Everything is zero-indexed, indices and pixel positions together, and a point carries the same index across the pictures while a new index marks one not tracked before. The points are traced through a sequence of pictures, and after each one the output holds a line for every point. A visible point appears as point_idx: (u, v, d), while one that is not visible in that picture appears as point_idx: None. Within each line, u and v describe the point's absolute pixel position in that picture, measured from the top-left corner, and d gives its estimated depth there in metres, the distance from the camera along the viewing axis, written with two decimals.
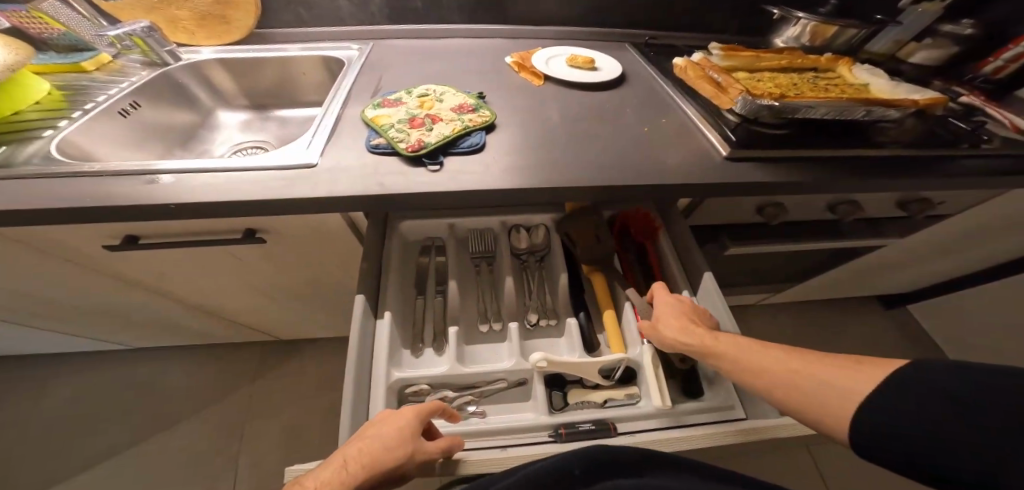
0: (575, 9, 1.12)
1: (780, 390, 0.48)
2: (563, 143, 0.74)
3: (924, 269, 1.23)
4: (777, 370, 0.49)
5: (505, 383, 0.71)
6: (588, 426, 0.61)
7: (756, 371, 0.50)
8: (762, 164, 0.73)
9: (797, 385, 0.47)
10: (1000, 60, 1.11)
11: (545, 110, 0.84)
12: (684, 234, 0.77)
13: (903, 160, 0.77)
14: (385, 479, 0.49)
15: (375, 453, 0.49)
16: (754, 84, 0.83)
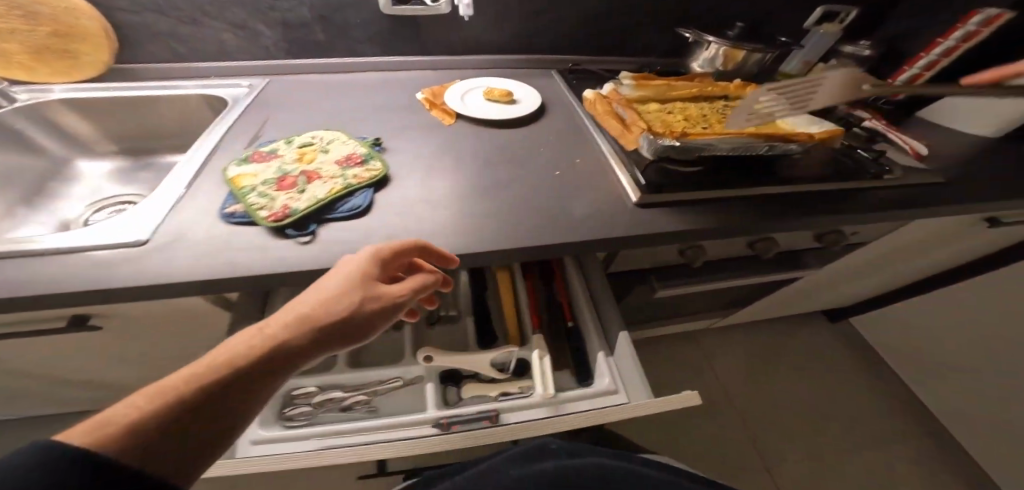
0: (495, 37, 1.05)
1: None
2: (473, 194, 0.67)
3: (854, 284, 1.25)
4: None
5: (397, 383, 0.66)
6: (473, 415, 0.60)
7: None
8: (675, 210, 0.69)
9: None
10: (899, 82, 1.14)
11: (456, 154, 0.77)
12: (601, 284, 0.74)
13: (818, 194, 0.76)
14: (340, 328, 0.42)
15: (326, 299, 0.43)
16: (662, 116, 0.80)
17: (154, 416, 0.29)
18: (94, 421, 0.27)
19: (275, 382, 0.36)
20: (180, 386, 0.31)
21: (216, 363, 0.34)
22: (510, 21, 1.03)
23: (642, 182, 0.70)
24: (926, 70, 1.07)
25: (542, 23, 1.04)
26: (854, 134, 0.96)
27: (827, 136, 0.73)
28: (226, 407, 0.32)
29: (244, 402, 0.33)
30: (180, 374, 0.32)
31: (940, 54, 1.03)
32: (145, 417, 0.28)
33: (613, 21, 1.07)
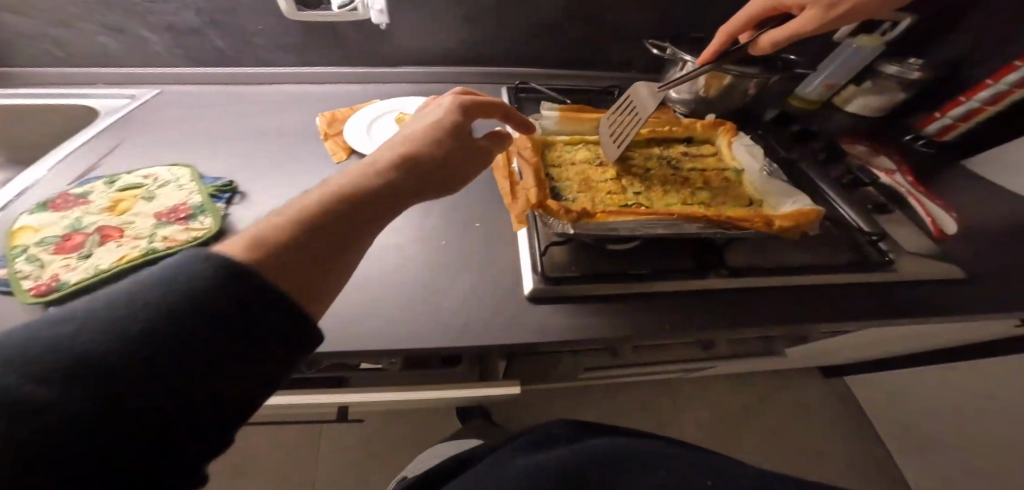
0: (429, 47, 0.89)
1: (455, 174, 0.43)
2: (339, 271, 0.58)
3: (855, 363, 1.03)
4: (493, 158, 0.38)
5: None
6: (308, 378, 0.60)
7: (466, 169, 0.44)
8: (569, 309, 0.58)
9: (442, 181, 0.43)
10: (948, 119, 0.89)
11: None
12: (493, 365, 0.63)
13: (770, 291, 0.63)
14: (436, 175, 0.43)
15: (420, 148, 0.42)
16: (586, 169, 0.61)
17: (291, 239, 0.29)
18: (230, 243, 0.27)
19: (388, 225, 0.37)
20: (307, 228, 0.30)
21: (314, 205, 0.32)
22: (444, 28, 0.86)
23: (540, 271, 0.59)
24: (989, 105, 0.84)
25: (489, 29, 0.88)
26: (860, 197, 0.75)
27: (792, 227, 0.54)
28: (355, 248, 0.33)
29: (360, 235, 0.33)
30: (272, 219, 0.30)
31: (1011, 83, 0.80)
32: (283, 238, 0.29)
33: (577, 29, 0.90)
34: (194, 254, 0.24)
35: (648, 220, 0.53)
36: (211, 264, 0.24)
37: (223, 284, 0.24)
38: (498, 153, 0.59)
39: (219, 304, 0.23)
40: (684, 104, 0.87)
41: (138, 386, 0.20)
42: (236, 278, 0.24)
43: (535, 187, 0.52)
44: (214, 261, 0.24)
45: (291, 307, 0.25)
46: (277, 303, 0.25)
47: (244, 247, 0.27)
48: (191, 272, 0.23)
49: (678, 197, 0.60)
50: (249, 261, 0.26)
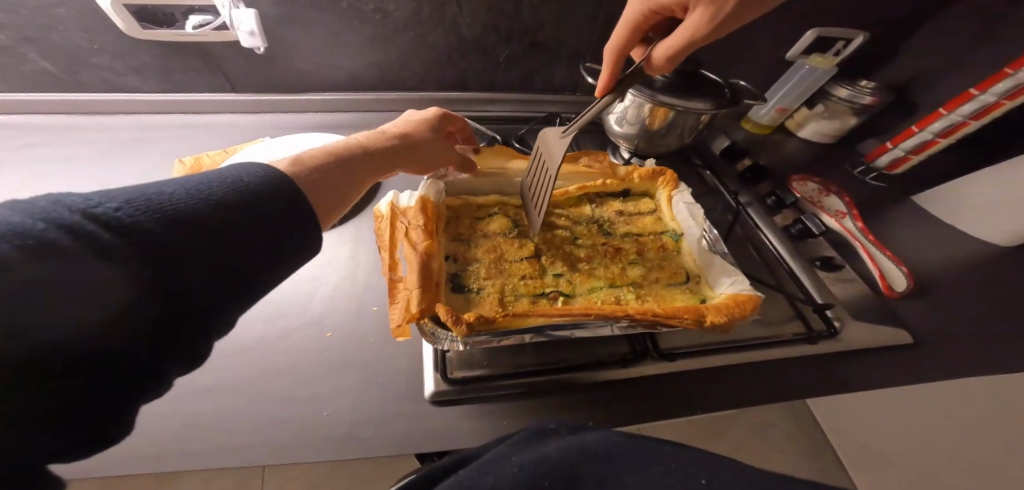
0: (330, 71, 0.76)
1: (335, 192, 0.40)
2: (184, 387, 0.46)
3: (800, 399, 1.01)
4: (330, 192, 0.39)
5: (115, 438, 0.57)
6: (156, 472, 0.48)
7: (336, 181, 0.40)
8: (472, 410, 0.49)
9: (337, 186, 0.40)
10: (900, 150, 0.84)
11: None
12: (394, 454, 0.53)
13: (712, 374, 0.56)
14: (416, 160, 0.50)
15: (406, 132, 0.50)
16: (497, 244, 0.54)
17: (319, 172, 0.39)
18: (289, 162, 0.38)
19: (366, 182, 0.44)
20: (309, 175, 0.38)
21: (329, 150, 0.42)
22: (347, 50, 0.73)
23: (443, 372, 0.49)
24: (941, 137, 0.79)
25: (401, 47, 0.75)
26: (804, 249, 0.70)
27: (727, 323, 0.46)
28: (333, 202, 0.40)
29: (357, 185, 0.43)
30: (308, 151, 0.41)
31: (966, 115, 0.75)
32: (313, 171, 0.39)
33: (508, 48, 0.77)
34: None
35: (558, 323, 0.45)
36: (8, 240, 0.20)
37: (83, 254, 0.22)
38: (385, 226, 0.49)
39: (120, 262, 0.24)
40: (628, 139, 0.75)
41: (91, 338, 0.22)
42: (91, 246, 0.23)
43: (418, 289, 0.43)
44: (16, 238, 0.21)
45: (229, 240, 0.29)
46: (199, 240, 0.28)
47: (41, 211, 0.23)
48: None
49: (603, 277, 0.52)
50: (82, 220, 0.23)
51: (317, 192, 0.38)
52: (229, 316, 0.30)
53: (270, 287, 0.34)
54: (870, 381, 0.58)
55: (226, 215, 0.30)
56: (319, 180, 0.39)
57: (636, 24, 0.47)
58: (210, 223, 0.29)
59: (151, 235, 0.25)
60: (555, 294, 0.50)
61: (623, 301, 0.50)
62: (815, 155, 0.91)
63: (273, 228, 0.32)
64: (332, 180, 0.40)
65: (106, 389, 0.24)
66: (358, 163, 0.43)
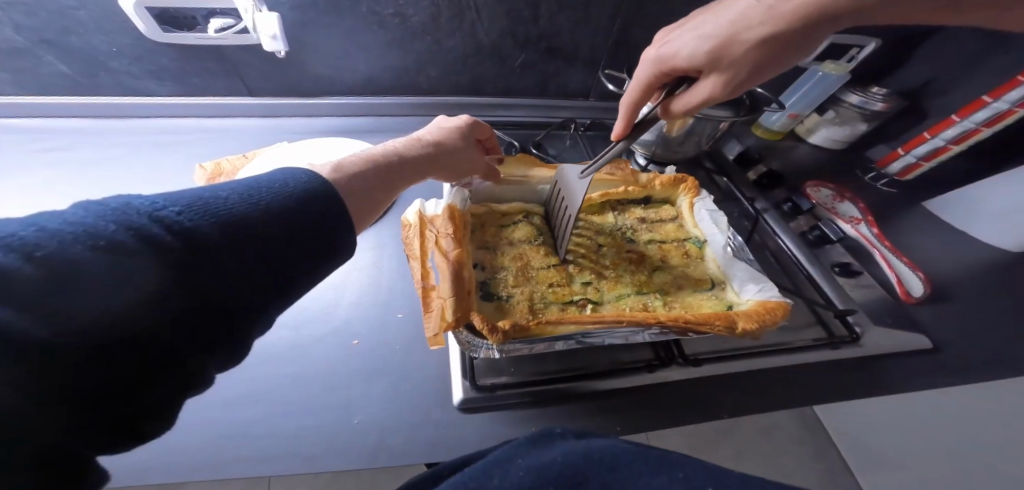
0: (345, 75, 0.76)
1: (375, 198, 0.40)
2: (212, 396, 0.45)
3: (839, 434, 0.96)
4: (370, 199, 0.40)
5: None
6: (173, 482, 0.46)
7: (377, 188, 0.41)
8: (498, 416, 0.48)
9: (377, 192, 0.41)
10: (911, 156, 0.85)
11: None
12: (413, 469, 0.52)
13: (738, 380, 0.56)
14: (447, 168, 0.51)
15: (439, 141, 0.50)
16: (523, 251, 0.54)
17: (358, 177, 0.39)
18: (330, 166, 0.38)
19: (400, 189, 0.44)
20: (350, 182, 0.38)
21: (368, 156, 0.43)
22: (364, 56, 0.73)
23: (471, 378, 0.49)
24: (953, 143, 0.80)
25: (418, 52, 0.75)
26: (822, 254, 0.71)
27: (758, 330, 0.46)
28: (373, 208, 0.40)
29: (392, 189, 0.43)
30: (348, 157, 0.41)
31: (977, 122, 0.76)
32: (351, 176, 0.39)
33: (524, 53, 0.78)
34: (26, 237, 0.19)
35: (591, 330, 0.45)
36: (81, 241, 0.21)
37: (147, 255, 0.22)
38: (415, 236, 0.51)
39: (180, 265, 0.23)
40: (644, 146, 0.75)
41: (141, 320, 0.22)
42: (153, 246, 0.22)
43: (452, 298, 0.44)
44: (88, 239, 0.21)
45: (277, 246, 0.29)
46: (250, 246, 0.27)
47: (112, 212, 0.23)
48: (59, 260, 0.19)
49: (631, 284, 0.52)
50: (147, 223, 0.23)
51: (358, 200, 0.38)
52: (267, 316, 0.29)
53: (308, 289, 0.32)
54: (889, 384, 0.58)
55: (275, 221, 0.29)
56: (359, 187, 0.39)
57: (649, 84, 0.46)
58: (261, 229, 0.28)
59: (208, 239, 0.25)
60: (583, 302, 0.50)
61: (652, 307, 0.50)
62: (827, 161, 0.91)
63: (316, 235, 0.31)
64: (371, 187, 0.40)
65: (149, 380, 0.23)
66: (395, 171, 0.44)
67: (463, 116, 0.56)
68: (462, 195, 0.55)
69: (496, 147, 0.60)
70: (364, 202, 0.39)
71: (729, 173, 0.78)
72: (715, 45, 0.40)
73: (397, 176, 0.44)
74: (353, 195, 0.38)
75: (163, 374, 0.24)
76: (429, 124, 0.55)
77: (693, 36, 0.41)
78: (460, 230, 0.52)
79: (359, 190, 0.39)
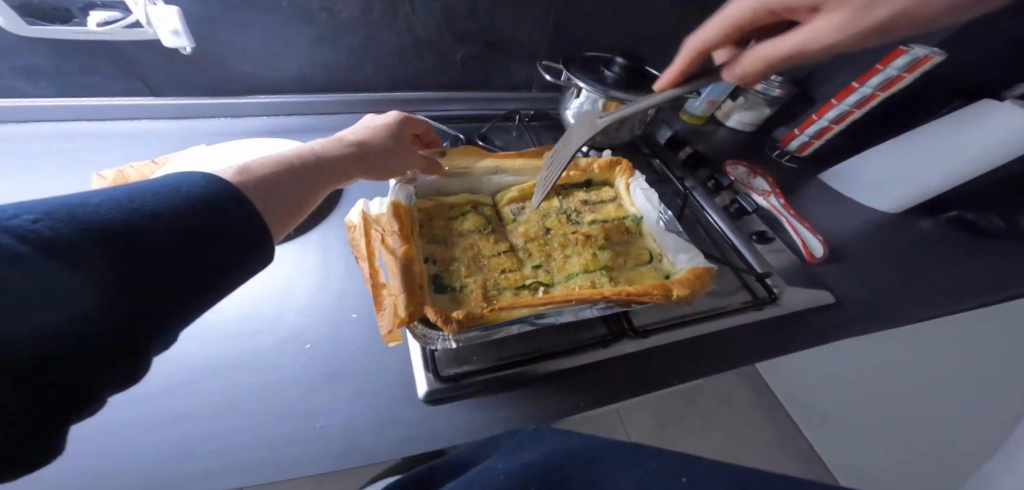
0: (273, 73, 0.72)
1: (290, 196, 0.39)
2: (141, 419, 0.41)
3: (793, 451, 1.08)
4: (286, 200, 0.38)
5: None
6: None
7: (291, 188, 0.39)
8: (460, 405, 0.49)
9: (292, 191, 0.39)
10: (805, 136, 0.97)
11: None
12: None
13: (681, 344, 0.61)
14: (373, 165, 0.50)
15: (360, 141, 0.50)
16: (472, 241, 0.55)
17: (268, 179, 0.37)
18: (234, 169, 0.36)
19: (320, 189, 0.43)
20: (259, 182, 0.36)
21: (281, 157, 0.41)
22: (292, 53, 0.70)
23: (435, 370, 0.49)
24: (834, 124, 0.93)
25: (351, 47, 0.72)
26: (742, 226, 0.79)
27: (691, 296, 0.51)
28: (290, 206, 0.38)
29: (310, 193, 0.41)
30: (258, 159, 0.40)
31: (852, 105, 0.89)
32: (259, 178, 0.37)
33: (466, 48, 0.81)
34: None
35: (543, 311, 0.46)
36: None
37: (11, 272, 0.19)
38: (361, 236, 0.50)
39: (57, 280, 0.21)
40: None
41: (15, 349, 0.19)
42: (18, 263, 0.19)
43: (404, 294, 0.44)
44: None
45: (173, 256, 0.27)
46: (140, 255, 0.25)
47: None
48: None
49: (578, 263, 0.55)
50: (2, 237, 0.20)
51: (270, 199, 0.36)
52: (168, 334, 0.27)
53: (216, 301, 0.30)
54: (803, 337, 0.66)
55: (169, 228, 0.27)
56: (269, 186, 0.37)
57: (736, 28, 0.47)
58: (152, 235, 0.26)
59: (89, 243, 0.23)
60: (535, 285, 0.52)
61: (599, 284, 0.53)
62: (741, 143, 1.02)
63: (221, 242, 0.29)
64: (284, 187, 0.38)
65: (31, 417, 0.20)
66: (313, 172, 0.43)
67: (390, 113, 0.56)
68: (407, 192, 0.55)
69: (432, 142, 0.61)
70: (277, 200, 0.37)
71: (661, 156, 0.85)
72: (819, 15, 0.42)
73: (314, 176, 0.42)
74: (263, 194, 0.36)
75: (50, 406, 0.21)
76: (353, 124, 0.54)
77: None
78: (405, 225, 0.51)
79: (270, 189, 0.37)
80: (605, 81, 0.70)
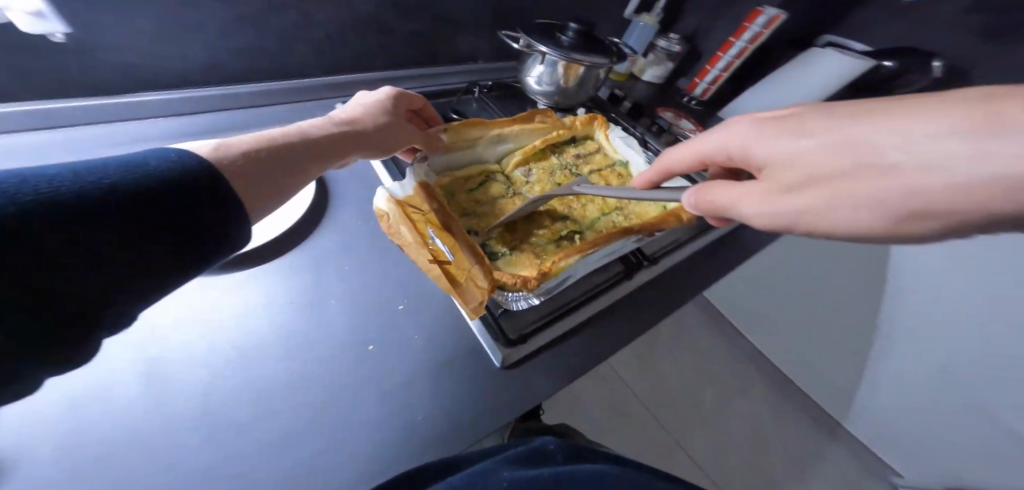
0: (196, 55, 0.63)
1: (270, 180, 0.38)
2: (236, 452, 0.38)
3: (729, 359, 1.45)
4: (267, 181, 0.37)
5: None
6: None
7: (275, 170, 0.38)
8: (529, 358, 0.53)
9: (272, 173, 0.38)
10: (704, 83, 1.14)
11: (168, 347, 0.43)
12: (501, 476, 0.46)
13: (682, 266, 0.70)
14: (364, 144, 0.49)
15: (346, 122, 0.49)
16: (501, 207, 0.57)
17: (250, 156, 0.37)
18: (216, 145, 0.36)
19: (309, 171, 0.42)
20: (239, 165, 0.35)
21: (266, 139, 0.40)
22: (214, 30, 0.61)
23: (503, 337, 0.51)
24: (724, 72, 1.11)
25: (282, 27, 0.67)
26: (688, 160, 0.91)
27: (696, 216, 0.61)
28: (269, 187, 0.37)
29: (299, 170, 0.41)
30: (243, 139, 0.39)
31: (732, 56, 1.08)
32: (241, 156, 0.36)
33: (411, 23, 0.78)
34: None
35: (594, 254, 0.52)
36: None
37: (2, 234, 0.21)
38: (399, 223, 0.48)
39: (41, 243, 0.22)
40: (546, 96, 0.83)
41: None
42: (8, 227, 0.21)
43: (476, 268, 0.46)
44: None
45: (142, 232, 0.27)
46: (108, 227, 0.25)
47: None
48: None
49: (596, 209, 0.62)
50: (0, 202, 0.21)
51: (247, 183, 0.35)
52: (133, 308, 0.27)
53: (187, 281, 0.30)
54: (761, 240, 0.79)
55: (142, 203, 0.27)
56: (249, 168, 0.36)
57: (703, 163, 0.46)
58: (126, 209, 0.26)
59: (60, 213, 0.23)
60: (572, 235, 0.57)
61: (619, 223, 0.60)
62: (659, 94, 1.16)
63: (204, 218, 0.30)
64: (266, 171, 0.37)
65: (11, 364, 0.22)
66: (297, 152, 0.42)
67: (385, 90, 0.54)
68: (428, 172, 0.55)
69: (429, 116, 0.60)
70: (254, 186, 0.36)
71: (608, 111, 0.93)
72: (852, 115, 0.33)
73: (301, 158, 0.41)
74: (241, 178, 0.35)
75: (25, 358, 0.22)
76: (348, 102, 0.53)
77: (803, 206, 0.35)
78: (440, 204, 0.51)
79: (245, 174, 0.35)
80: (564, 45, 0.73)
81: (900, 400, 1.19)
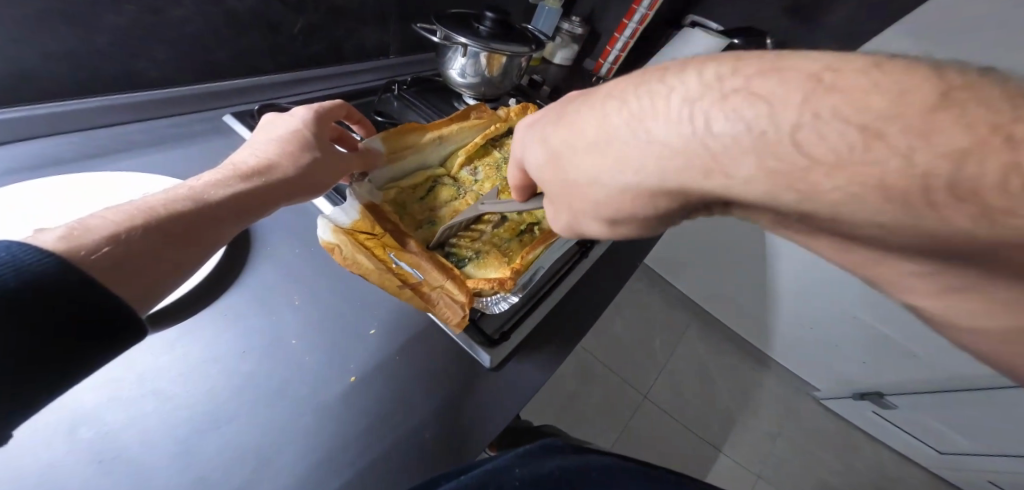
0: (30, 69, 0.49)
1: (161, 258, 0.30)
2: None
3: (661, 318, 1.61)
4: (158, 263, 0.30)
5: None
6: None
7: (169, 243, 0.31)
8: (513, 352, 0.53)
9: (164, 249, 0.30)
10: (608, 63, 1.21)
11: (108, 424, 0.36)
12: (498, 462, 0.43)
13: (627, 236, 0.75)
14: (281, 186, 0.41)
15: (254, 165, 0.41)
16: (457, 209, 0.57)
17: (127, 237, 0.28)
18: (68, 227, 0.27)
19: (216, 235, 0.35)
20: (120, 247, 0.28)
21: (153, 204, 0.32)
22: (49, 36, 0.49)
23: (486, 338, 0.52)
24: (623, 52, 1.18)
25: (124, 24, 0.53)
26: None
27: None
28: (162, 268, 0.30)
29: (200, 243, 0.33)
30: (120, 209, 0.31)
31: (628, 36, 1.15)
32: (115, 240, 0.28)
33: (302, 17, 0.69)
34: None
35: (559, 240, 0.55)
36: None
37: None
38: (354, 257, 0.43)
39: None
40: (471, 87, 0.82)
41: None
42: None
43: (450, 282, 0.45)
44: None
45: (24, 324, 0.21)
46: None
47: None
48: None
49: None
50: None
51: (128, 272, 0.28)
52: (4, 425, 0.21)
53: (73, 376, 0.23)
54: None
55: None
56: (131, 246, 0.28)
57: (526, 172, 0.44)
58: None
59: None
60: (532, 226, 0.59)
61: None
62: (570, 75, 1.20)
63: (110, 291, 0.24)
64: (156, 247, 0.30)
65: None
66: (197, 217, 0.34)
67: (303, 113, 0.47)
68: (374, 190, 0.52)
69: (355, 122, 0.55)
70: (140, 274, 0.28)
71: (532, 97, 0.95)
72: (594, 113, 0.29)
73: (202, 223, 0.34)
74: (121, 268, 0.27)
75: None
76: (259, 136, 0.45)
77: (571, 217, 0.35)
78: (392, 231, 0.48)
79: (125, 259, 0.28)
80: (481, 35, 0.72)
81: (795, 306, 1.46)
